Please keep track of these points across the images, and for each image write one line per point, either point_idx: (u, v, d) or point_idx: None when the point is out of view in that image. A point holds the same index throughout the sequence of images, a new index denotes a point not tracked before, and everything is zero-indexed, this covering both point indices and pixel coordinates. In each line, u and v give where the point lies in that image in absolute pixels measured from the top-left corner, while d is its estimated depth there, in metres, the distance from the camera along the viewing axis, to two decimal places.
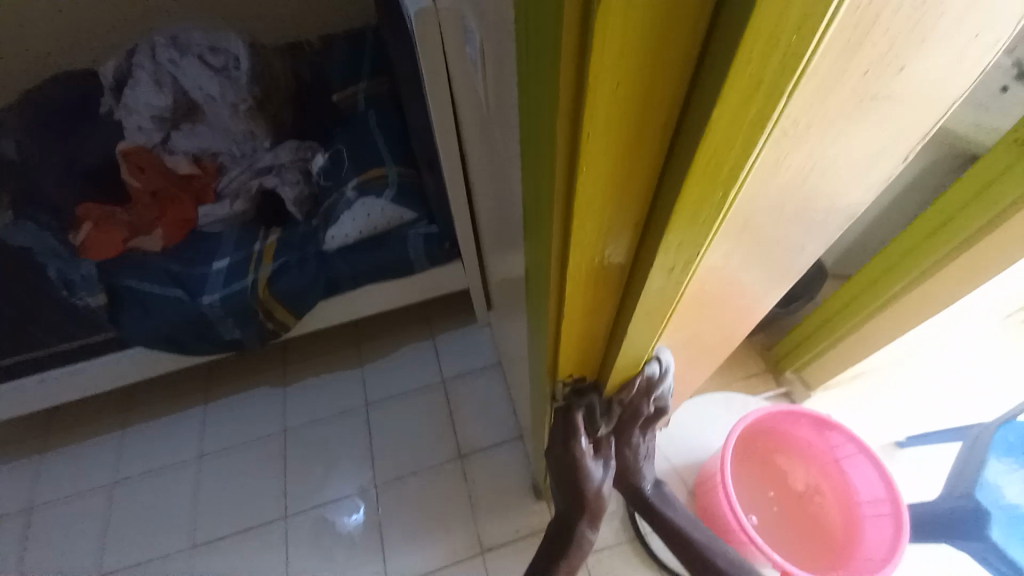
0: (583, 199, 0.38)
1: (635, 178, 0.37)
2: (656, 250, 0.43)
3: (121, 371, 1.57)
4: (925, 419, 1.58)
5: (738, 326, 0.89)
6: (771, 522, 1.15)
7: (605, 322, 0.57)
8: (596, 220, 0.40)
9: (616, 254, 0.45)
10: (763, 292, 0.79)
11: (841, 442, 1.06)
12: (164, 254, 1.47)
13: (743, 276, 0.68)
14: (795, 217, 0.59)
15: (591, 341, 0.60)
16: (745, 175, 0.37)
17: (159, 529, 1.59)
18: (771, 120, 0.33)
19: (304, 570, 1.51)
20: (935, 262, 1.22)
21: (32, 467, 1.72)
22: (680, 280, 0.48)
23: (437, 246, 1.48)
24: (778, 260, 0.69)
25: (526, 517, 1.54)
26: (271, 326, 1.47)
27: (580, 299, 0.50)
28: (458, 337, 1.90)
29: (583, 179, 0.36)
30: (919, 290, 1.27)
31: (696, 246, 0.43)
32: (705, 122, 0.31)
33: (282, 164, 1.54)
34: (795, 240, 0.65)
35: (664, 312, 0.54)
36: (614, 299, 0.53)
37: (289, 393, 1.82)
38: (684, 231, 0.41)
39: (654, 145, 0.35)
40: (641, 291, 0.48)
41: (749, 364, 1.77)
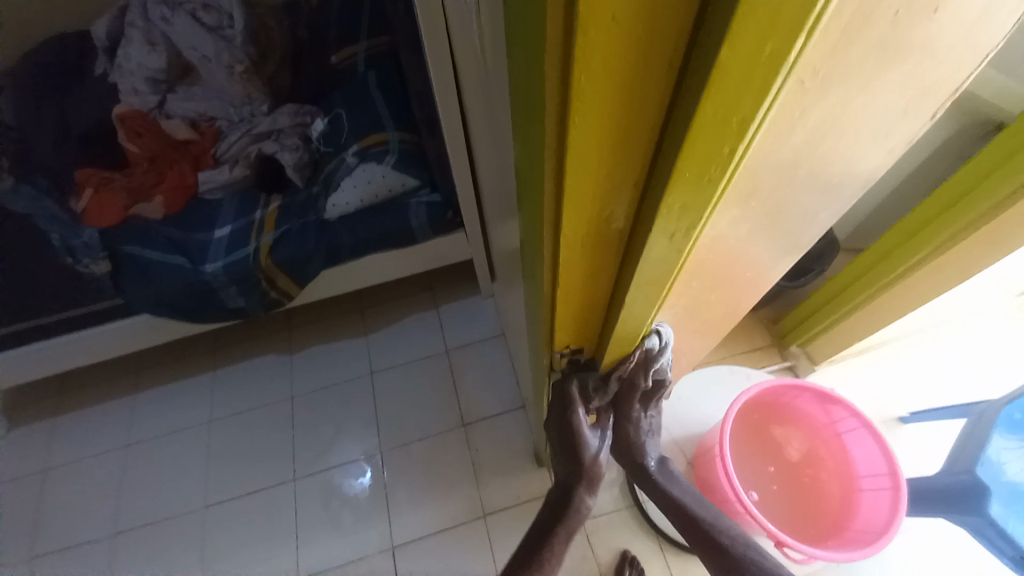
0: (578, 154, 0.36)
1: (633, 135, 0.35)
2: (657, 213, 0.41)
3: (130, 338, 1.60)
4: (930, 394, 1.57)
5: (743, 298, 0.87)
6: (770, 496, 1.15)
7: (604, 289, 0.56)
8: (591, 181, 0.38)
9: (614, 216, 0.43)
10: (772, 263, 0.76)
11: (844, 417, 1.06)
12: (165, 221, 1.46)
13: (751, 246, 0.65)
14: (808, 183, 0.56)
15: (589, 306, 0.59)
16: (753, 130, 0.34)
17: (174, 488, 1.66)
18: (786, 68, 0.30)
19: (312, 529, 1.57)
20: (947, 238, 1.18)
21: (51, 428, 1.78)
22: (683, 248, 0.46)
23: (439, 214, 1.46)
24: (790, 229, 0.66)
25: (527, 482, 1.58)
26: (275, 296, 1.48)
27: (576, 264, 0.49)
28: (461, 308, 1.90)
29: (577, 134, 0.34)
30: (928, 267, 1.24)
31: (699, 212, 0.41)
32: (710, 70, 0.29)
33: (281, 129, 1.51)
34: (808, 208, 0.62)
35: (666, 281, 0.52)
36: (614, 265, 0.51)
37: (296, 361, 1.84)
38: (685, 194, 0.39)
39: (654, 97, 0.32)
40: (640, 257, 0.46)
41: (754, 338, 1.76)
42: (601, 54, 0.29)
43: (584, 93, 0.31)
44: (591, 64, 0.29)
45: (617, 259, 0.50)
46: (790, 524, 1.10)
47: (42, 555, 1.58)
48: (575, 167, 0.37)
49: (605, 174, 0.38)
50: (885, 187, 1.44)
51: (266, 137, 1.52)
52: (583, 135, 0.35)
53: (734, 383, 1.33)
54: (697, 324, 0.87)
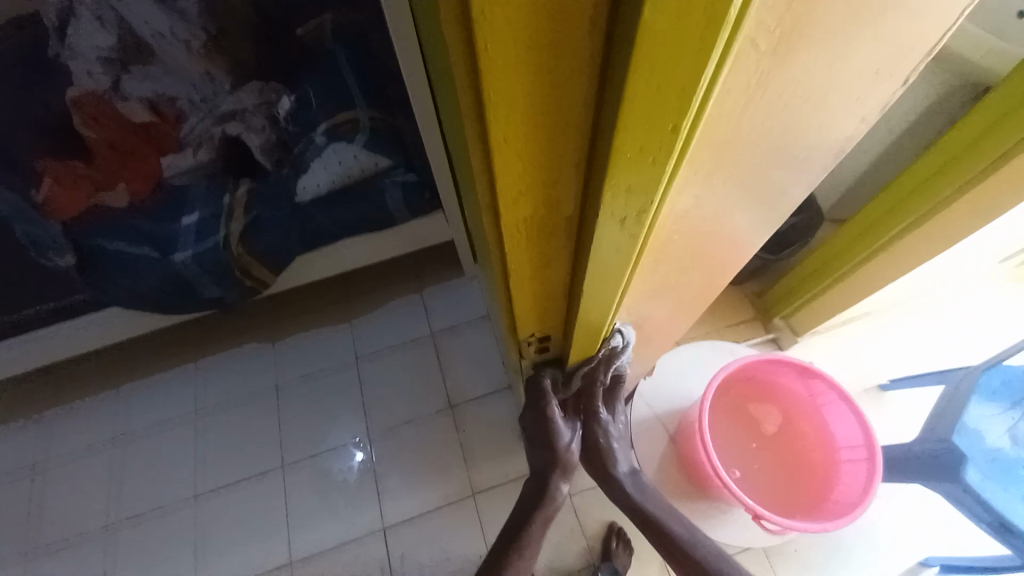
0: (507, 141, 0.38)
1: (567, 115, 0.36)
2: (604, 197, 0.41)
3: (104, 331, 1.56)
4: (910, 362, 1.59)
5: (722, 274, 0.86)
6: (750, 472, 1.17)
7: (565, 265, 0.58)
8: (531, 159, 0.40)
9: (563, 195, 0.45)
10: (749, 238, 0.74)
11: (823, 390, 1.07)
12: (131, 209, 1.38)
13: (722, 224, 0.64)
14: (776, 157, 0.54)
15: (552, 281, 0.61)
16: (692, 116, 0.34)
17: (163, 479, 1.65)
18: (717, 53, 0.29)
19: (304, 514, 1.57)
20: (936, 204, 1.17)
21: (32, 424, 1.75)
22: (638, 230, 0.47)
23: (417, 195, 1.42)
24: (767, 202, 0.64)
25: (516, 461, 1.59)
26: (251, 284, 1.45)
27: (530, 241, 0.51)
28: (446, 290, 1.87)
29: (502, 121, 0.36)
30: (916, 234, 1.23)
31: (644, 195, 0.42)
32: (630, 58, 0.28)
33: (246, 108, 1.43)
34: (783, 180, 0.60)
35: (627, 261, 0.53)
36: (570, 243, 0.53)
37: (279, 349, 1.82)
38: (627, 177, 0.39)
39: (581, 79, 0.33)
40: (594, 239, 0.47)
41: (740, 311, 1.76)
42: (508, 43, 0.30)
43: (500, 84, 0.33)
44: (500, 54, 0.30)
45: (572, 238, 0.52)
46: (768, 499, 1.12)
47: (34, 551, 1.58)
48: (508, 151, 0.39)
49: (540, 157, 0.40)
50: (871, 156, 1.42)
51: (231, 118, 1.43)
52: (508, 121, 0.36)
53: (716, 358, 1.33)
54: (674, 301, 0.86)
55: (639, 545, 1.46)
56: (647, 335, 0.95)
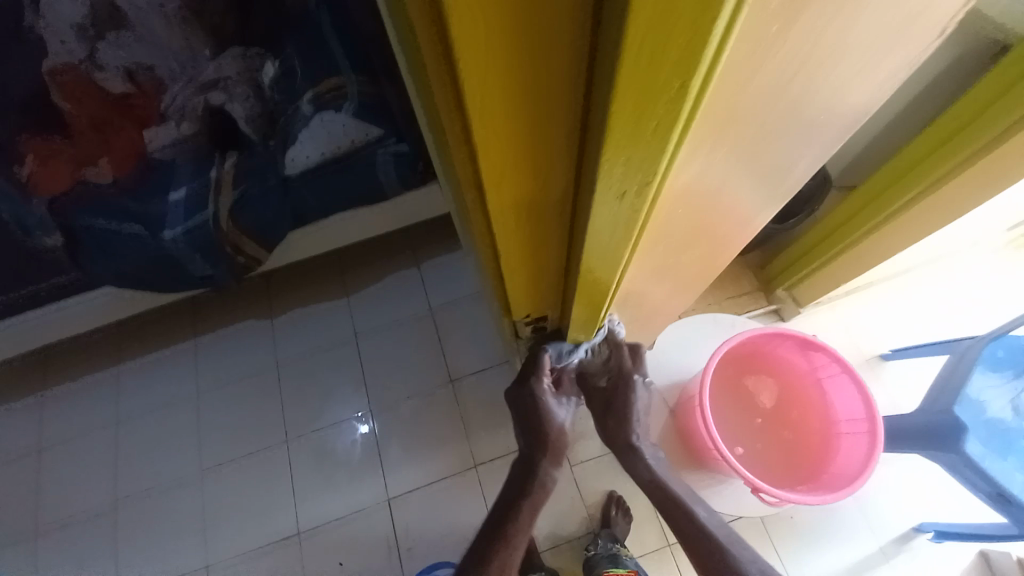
0: (487, 116, 0.34)
1: (552, 86, 0.32)
2: (599, 178, 0.38)
3: (98, 311, 1.54)
4: (913, 333, 1.57)
5: (730, 250, 0.82)
6: (754, 445, 1.16)
7: (561, 245, 0.55)
8: (515, 134, 0.36)
9: (554, 172, 0.41)
10: (760, 211, 0.70)
11: (826, 362, 1.05)
12: (117, 186, 1.32)
13: (731, 196, 0.60)
14: (790, 125, 0.50)
15: (548, 261, 0.59)
16: (697, 91, 0.29)
17: (169, 455, 1.68)
18: (730, 20, 0.24)
19: (309, 487, 1.60)
20: (946, 172, 1.12)
21: (37, 402, 1.77)
22: (638, 210, 0.43)
23: (408, 168, 1.38)
24: (780, 173, 0.60)
25: (516, 434, 1.61)
26: (242, 260, 1.43)
27: (518, 220, 0.49)
28: (443, 264, 1.84)
29: (477, 97, 0.32)
30: (921, 204, 1.19)
31: (644, 175, 0.38)
32: (621, 24, 0.24)
33: (229, 76, 1.29)
34: (798, 149, 0.56)
35: (625, 243, 0.50)
36: (565, 223, 0.50)
37: (277, 326, 1.81)
38: (626, 155, 0.35)
39: (565, 45, 0.29)
40: (590, 219, 0.44)
41: (742, 283, 1.73)
42: (476, 11, 0.25)
43: (472, 59, 0.29)
44: (468, 24, 0.26)
45: (567, 218, 0.49)
46: (770, 471, 1.12)
47: (48, 525, 1.62)
48: (489, 129, 0.35)
49: (524, 134, 0.37)
50: (884, 119, 1.34)
51: (213, 86, 1.30)
52: (484, 97, 0.32)
53: (718, 331, 1.32)
54: (678, 277, 0.83)
55: (637, 513, 1.49)
56: (650, 312, 0.92)
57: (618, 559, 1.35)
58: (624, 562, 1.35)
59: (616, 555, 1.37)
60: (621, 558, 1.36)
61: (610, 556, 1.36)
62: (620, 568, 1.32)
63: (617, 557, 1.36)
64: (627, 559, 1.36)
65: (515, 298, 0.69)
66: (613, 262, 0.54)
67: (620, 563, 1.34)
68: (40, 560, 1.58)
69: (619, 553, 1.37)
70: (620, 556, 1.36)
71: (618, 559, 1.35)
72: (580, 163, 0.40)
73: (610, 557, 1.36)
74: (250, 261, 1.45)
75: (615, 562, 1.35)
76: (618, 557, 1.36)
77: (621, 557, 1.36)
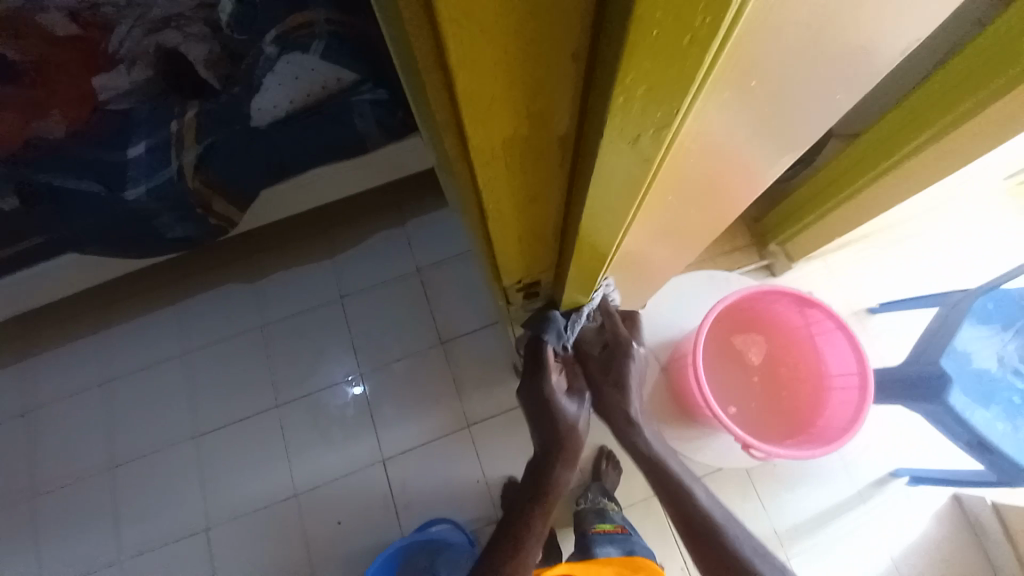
0: (483, 55, 0.30)
1: (557, 16, 0.28)
2: (607, 124, 0.34)
3: (64, 276, 1.45)
4: (904, 286, 1.58)
5: (729, 199, 0.78)
6: (747, 402, 1.17)
7: (559, 198, 0.50)
8: (514, 74, 0.32)
9: (556, 118, 0.37)
10: (761, 151, 0.66)
11: (820, 318, 1.04)
12: (70, 139, 1.20)
13: (733, 131, 0.57)
14: (797, 38, 0.47)
15: (544, 217, 0.54)
16: (727, 16, 0.26)
17: (159, 420, 1.66)
18: None
19: (304, 449, 1.61)
20: (956, 119, 1.07)
21: (15, 372, 1.72)
22: (647, 160, 0.40)
23: (389, 117, 1.26)
24: (775, 112, 0.57)
25: (510, 392, 1.61)
26: (219, 221, 1.34)
27: (515, 176, 0.45)
28: (430, 222, 1.77)
29: (465, 21, 0.27)
30: (926, 153, 1.14)
31: (661, 108, 0.34)
32: None
33: (181, 13, 1.19)
34: (795, 83, 0.53)
35: (630, 198, 0.47)
36: (565, 172, 0.45)
37: (260, 289, 1.74)
38: (645, 81, 0.30)
39: None
40: (595, 174, 0.41)
41: (737, 237, 1.70)
42: None
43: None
44: None
45: (568, 166, 0.44)
46: (761, 427, 1.14)
47: (42, 492, 1.62)
48: (478, 55, 0.29)
49: (521, 60, 0.31)
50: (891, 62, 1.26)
51: (165, 25, 1.19)
52: (476, 27, 0.27)
53: (713, 288, 1.29)
54: (677, 230, 0.79)
55: (629, 464, 1.54)
56: (647, 271, 0.90)
57: (607, 516, 1.39)
58: (612, 517, 1.39)
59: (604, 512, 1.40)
60: (609, 515, 1.40)
61: (599, 513, 1.40)
62: (609, 524, 1.36)
63: (606, 514, 1.39)
64: (616, 515, 1.40)
65: (510, 264, 0.66)
66: (615, 220, 0.51)
67: (608, 518, 1.38)
68: (39, 525, 1.59)
69: (607, 510, 1.41)
70: (608, 513, 1.40)
71: (606, 516, 1.39)
72: (586, 96, 0.35)
73: (598, 514, 1.39)
74: (227, 219, 1.37)
75: (603, 519, 1.38)
76: (606, 513, 1.40)
77: (609, 514, 1.40)
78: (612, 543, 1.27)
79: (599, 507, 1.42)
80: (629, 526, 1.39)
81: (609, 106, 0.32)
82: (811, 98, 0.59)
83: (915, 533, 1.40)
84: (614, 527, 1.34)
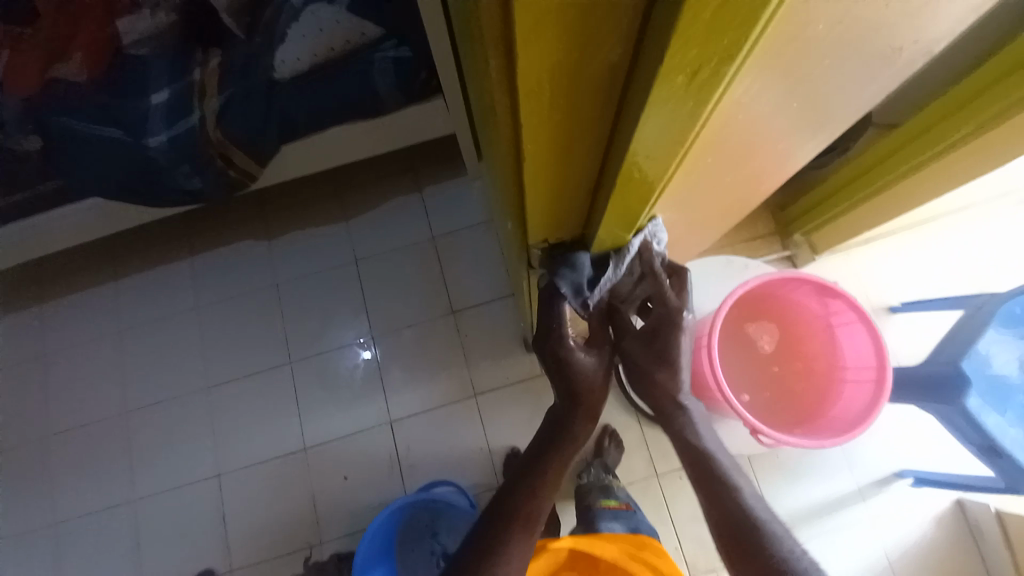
0: (534, 15, 0.26)
1: None
2: (658, 83, 0.31)
3: (84, 223, 1.47)
4: (930, 285, 1.53)
5: (757, 180, 0.76)
6: (760, 392, 1.16)
7: (590, 173, 0.49)
8: (564, 36, 0.28)
9: (600, 83, 0.34)
10: (792, 135, 0.64)
11: (841, 309, 1.01)
12: (91, 84, 1.21)
13: (768, 117, 0.55)
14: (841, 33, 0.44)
15: (572, 194, 0.53)
16: None
17: (173, 370, 1.71)
18: None
19: (313, 406, 1.65)
20: (995, 115, 1.03)
21: (37, 314, 1.77)
22: (691, 118, 0.37)
23: (412, 76, 1.23)
24: (811, 97, 0.56)
25: (516, 365, 1.62)
26: (236, 174, 1.32)
27: (549, 148, 0.42)
28: (446, 191, 1.75)
29: None
30: (959, 151, 1.10)
31: (711, 70, 0.32)
32: None
33: None
34: (834, 67, 0.51)
35: (667, 160, 0.45)
36: (599, 147, 0.43)
37: (275, 248, 1.76)
38: (698, 43, 0.28)
39: None
40: (636, 138, 0.38)
41: (759, 226, 1.65)
42: None
43: None
44: None
45: (602, 140, 0.42)
46: (774, 417, 1.13)
47: (62, 430, 1.69)
48: (528, 32, 0.27)
49: (569, 36, 0.29)
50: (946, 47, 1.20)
51: None
52: None
53: (729, 274, 1.27)
54: (701, 209, 0.77)
55: (630, 443, 1.55)
56: (663, 251, 0.89)
57: (609, 490, 1.41)
58: (615, 491, 1.41)
59: (608, 486, 1.43)
60: (612, 489, 1.42)
61: (602, 487, 1.42)
62: (612, 499, 1.38)
63: (609, 489, 1.42)
64: (619, 489, 1.42)
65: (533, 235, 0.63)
66: (648, 185, 0.49)
67: (611, 493, 1.40)
68: (59, 461, 1.66)
69: (611, 485, 1.43)
70: (612, 488, 1.42)
71: (610, 491, 1.41)
72: (630, 66, 0.33)
73: (602, 488, 1.42)
74: (243, 175, 1.34)
75: (607, 493, 1.40)
76: (608, 487, 1.42)
77: (612, 488, 1.42)
78: (618, 520, 1.31)
79: (604, 482, 1.44)
80: (632, 501, 1.41)
81: (656, 73, 0.30)
82: (849, 85, 0.57)
83: (913, 531, 1.40)
84: (618, 502, 1.37)
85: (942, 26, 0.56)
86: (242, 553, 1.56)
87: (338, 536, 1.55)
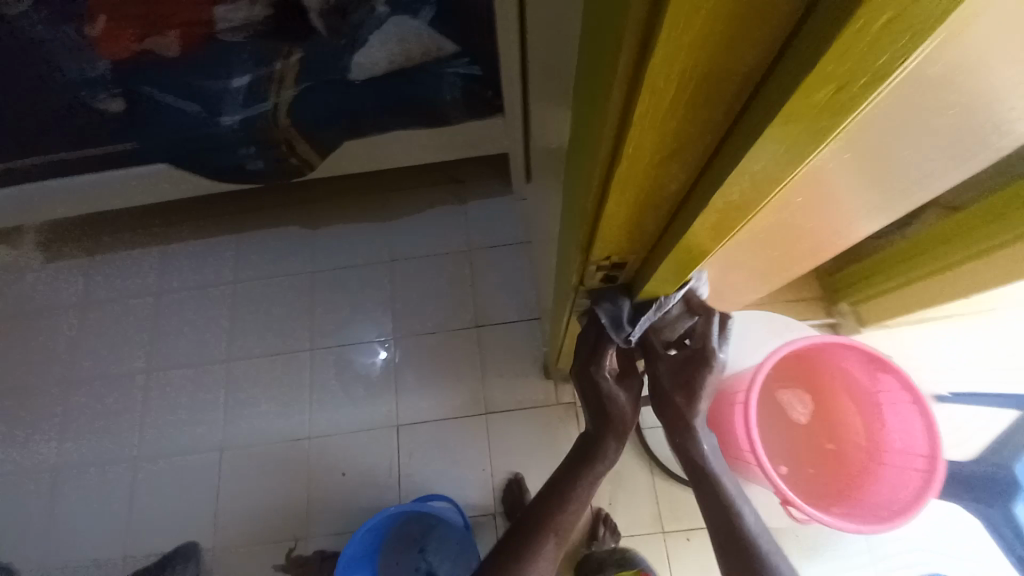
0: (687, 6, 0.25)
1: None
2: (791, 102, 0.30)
3: (149, 187, 1.55)
4: (986, 378, 1.42)
5: (810, 232, 0.74)
6: (796, 461, 1.08)
7: (676, 188, 0.45)
8: (701, 40, 0.28)
9: (718, 98, 0.33)
10: (850, 187, 0.62)
11: (892, 386, 0.96)
12: (179, 62, 1.23)
13: (831, 165, 0.54)
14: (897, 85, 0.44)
15: (651, 211, 0.49)
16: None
17: (200, 338, 1.75)
18: None
19: (325, 395, 1.65)
20: None
21: (87, 264, 1.87)
22: (803, 153, 0.36)
23: (478, 90, 1.27)
24: (890, 153, 0.57)
25: (533, 390, 1.59)
26: (296, 162, 1.37)
27: (639, 166, 0.41)
28: (490, 206, 1.78)
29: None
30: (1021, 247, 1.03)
31: (847, 98, 0.30)
32: None
33: None
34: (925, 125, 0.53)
35: (761, 198, 0.43)
36: (698, 159, 0.40)
37: (317, 236, 1.81)
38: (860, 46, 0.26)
39: None
40: (740, 165, 0.37)
41: (803, 288, 1.60)
42: None
43: None
44: None
45: (704, 153, 0.39)
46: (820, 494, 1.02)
47: (86, 379, 1.74)
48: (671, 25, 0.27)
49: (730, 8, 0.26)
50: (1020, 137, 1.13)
51: None
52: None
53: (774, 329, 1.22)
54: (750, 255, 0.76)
55: (638, 490, 1.48)
56: (712, 294, 0.88)
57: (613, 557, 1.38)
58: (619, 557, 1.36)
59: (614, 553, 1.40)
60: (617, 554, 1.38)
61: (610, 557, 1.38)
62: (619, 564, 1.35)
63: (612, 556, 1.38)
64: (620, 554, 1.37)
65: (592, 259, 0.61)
66: (730, 224, 0.47)
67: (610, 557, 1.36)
68: (76, 409, 1.71)
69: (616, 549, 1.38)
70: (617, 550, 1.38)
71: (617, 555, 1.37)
72: (762, 78, 0.31)
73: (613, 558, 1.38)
74: (302, 162, 1.39)
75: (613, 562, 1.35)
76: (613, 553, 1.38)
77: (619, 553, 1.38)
78: None
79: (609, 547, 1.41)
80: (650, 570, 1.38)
81: (796, 85, 0.29)
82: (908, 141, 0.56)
83: None
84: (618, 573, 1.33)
85: (1006, 117, 0.59)
86: (229, 533, 1.54)
87: (326, 532, 1.52)
